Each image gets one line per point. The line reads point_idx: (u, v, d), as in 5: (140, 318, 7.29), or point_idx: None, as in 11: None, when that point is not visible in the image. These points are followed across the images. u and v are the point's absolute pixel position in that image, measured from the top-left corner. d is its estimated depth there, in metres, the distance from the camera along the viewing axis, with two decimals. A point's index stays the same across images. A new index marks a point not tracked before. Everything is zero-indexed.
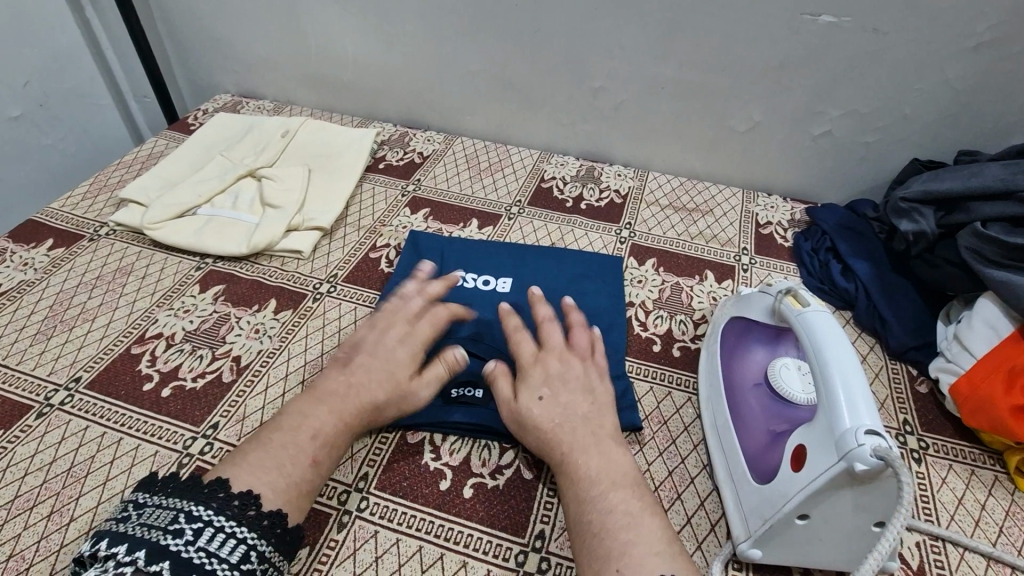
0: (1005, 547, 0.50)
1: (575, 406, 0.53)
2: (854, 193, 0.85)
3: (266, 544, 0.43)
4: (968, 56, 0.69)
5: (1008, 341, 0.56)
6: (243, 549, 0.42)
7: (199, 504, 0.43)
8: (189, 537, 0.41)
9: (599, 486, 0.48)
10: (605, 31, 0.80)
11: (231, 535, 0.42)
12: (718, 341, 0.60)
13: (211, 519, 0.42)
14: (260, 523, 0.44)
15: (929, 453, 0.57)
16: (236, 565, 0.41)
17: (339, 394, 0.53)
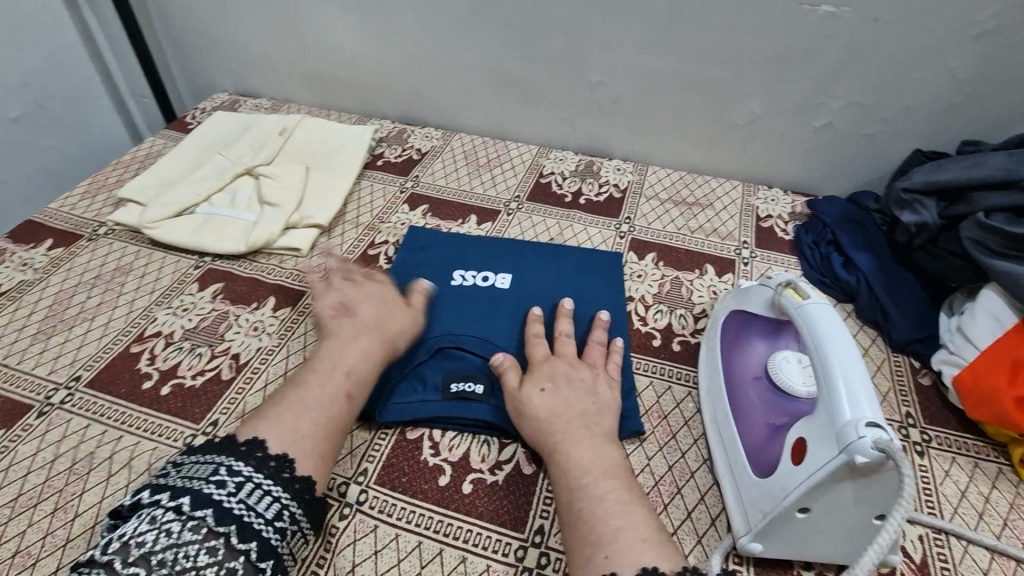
0: (1009, 539, 0.50)
1: (574, 404, 0.53)
2: (855, 185, 0.85)
3: (297, 506, 0.45)
4: (970, 44, 0.69)
5: (1013, 331, 0.55)
6: (277, 507, 0.44)
7: (239, 461, 0.45)
8: (230, 489, 0.43)
9: (597, 479, 0.48)
10: (602, 24, 0.80)
11: (268, 493, 0.44)
12: (717, 334, 0.60)
13: (250, 476, 0.44)
14: (292, 485, 0.46)
15: (932, 446, 0.56)
16: (270, 521, 0.43)
17: (337, 390, 0.53)
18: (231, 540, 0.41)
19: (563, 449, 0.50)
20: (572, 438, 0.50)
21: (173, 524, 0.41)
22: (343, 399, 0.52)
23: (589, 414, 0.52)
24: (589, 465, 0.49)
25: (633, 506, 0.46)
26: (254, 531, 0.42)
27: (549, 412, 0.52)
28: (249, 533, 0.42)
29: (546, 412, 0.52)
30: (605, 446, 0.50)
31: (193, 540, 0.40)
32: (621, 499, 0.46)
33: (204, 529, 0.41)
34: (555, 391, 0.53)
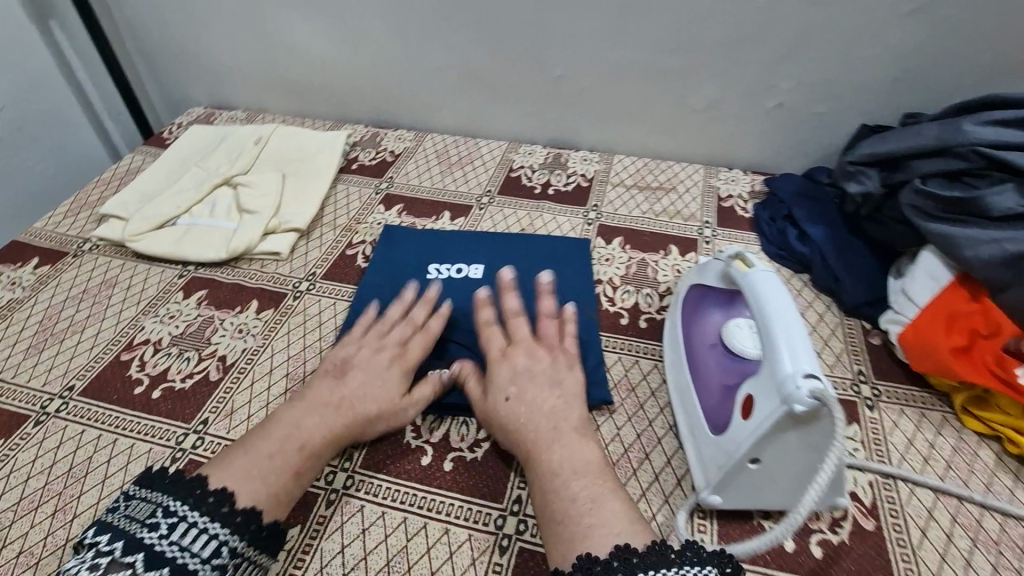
0: (952, 480, 0.54)
1: (537, 401, 0.55)
2: (811, 162, 0.88)
3: (238, 540, 0.45)
4: (904, 22, 0.72)
5: (947, 290, 0.59)
6: (214, 544, 0.44)
7: (177, 499, 0.45)
8: (163, 531, 0.44)
9: (568, 475, 0.49)
10: (560, 18, 0.83)
11: (204, 531, 0.44)
12: (680, 308, 0.63)
13: (186, 515, 0.45)
14: (233, 520, 0.46)
15: (882, 400, 0.60)
16: (206, 559, 0.43)
17: (317, 399, 0.55)
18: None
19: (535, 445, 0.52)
20: (542, 436, 0.52)
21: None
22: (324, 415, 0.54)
23: (557, 411, 0.54)
24: (560, 465, 0.50)
25: (607, 497, 0.47)
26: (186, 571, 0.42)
27: (514, 412, 0.54)
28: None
29: (513, 412, 0.54)
30: (576, 443, 0.52)
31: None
32: (595, 491, 0.48)
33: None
34: (518, 392, 0.55)
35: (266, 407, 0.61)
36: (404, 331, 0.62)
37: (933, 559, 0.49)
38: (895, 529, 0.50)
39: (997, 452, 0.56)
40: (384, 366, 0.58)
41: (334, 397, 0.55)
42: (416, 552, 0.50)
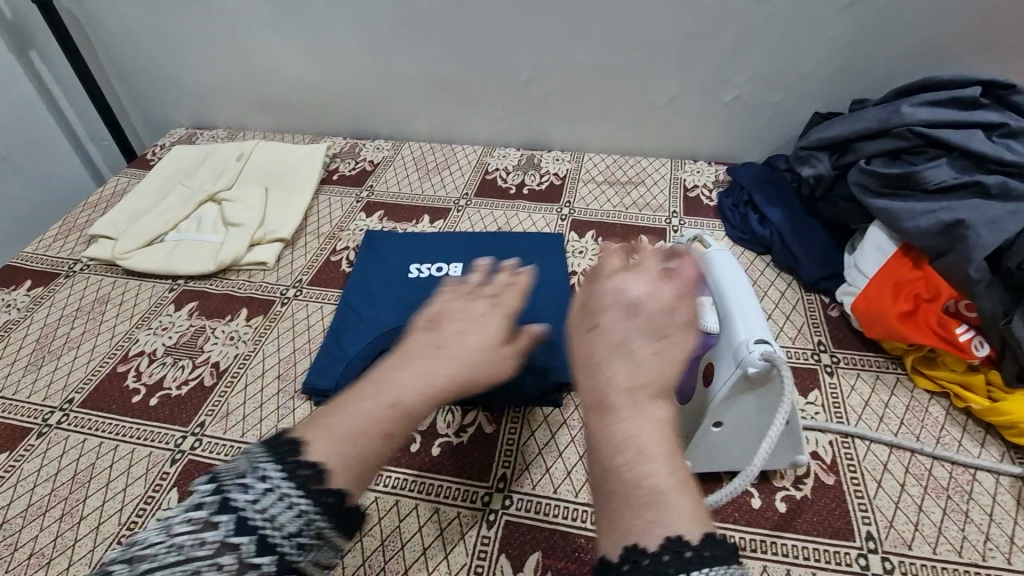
0: (905, 434, 0.58)
1: (626, 348, 0.48)
2: (770, 149, 0.93)
3: (324, 519, 0.42)
4: (843, 14, 0.77)
5: (893, 260, 0.64)
6: (300, 520, 0.41)
7: (273, 462, 0.43)
8: (255, 496, 0.41)
9: (635, 456, 0.42)
10: (523, 26, 0.87)
11: (294, 504, 0.41)
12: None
13: (278, 483, 0.42)
14: (321, 499, 0.42)
15: (841, 366, 0.65)
16: (290, 535, 0.41)
17: (409, 364, 0.52)
18: (243, 556, 0.39)
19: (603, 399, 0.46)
20: (613, 396, 0.46)
21: (186, 536, 0.39)
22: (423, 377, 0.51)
23: (642, 367, 0.47)
24: (632, 436, 0.43)
25: (673, 493, 0.40)
26: (269, 545, 0.40)
27: (591, 352, 0.49)
28: (267, 549, 0.40)
29: (592, 352, 0.49)
30: (650, 406, 0.45)
31: (200, 556, 0.38)
32: (660, 484, 0.41)
33: (218, 540, 0.39)
34: (609, 328, 0.49)
35: (260, 407, 0.64)
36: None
37: (887, 506, 0.53)
38: (853, 482, 0.55)
39: (946, 407, 0.60)
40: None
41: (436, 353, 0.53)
42: (409, 531, 0.53)
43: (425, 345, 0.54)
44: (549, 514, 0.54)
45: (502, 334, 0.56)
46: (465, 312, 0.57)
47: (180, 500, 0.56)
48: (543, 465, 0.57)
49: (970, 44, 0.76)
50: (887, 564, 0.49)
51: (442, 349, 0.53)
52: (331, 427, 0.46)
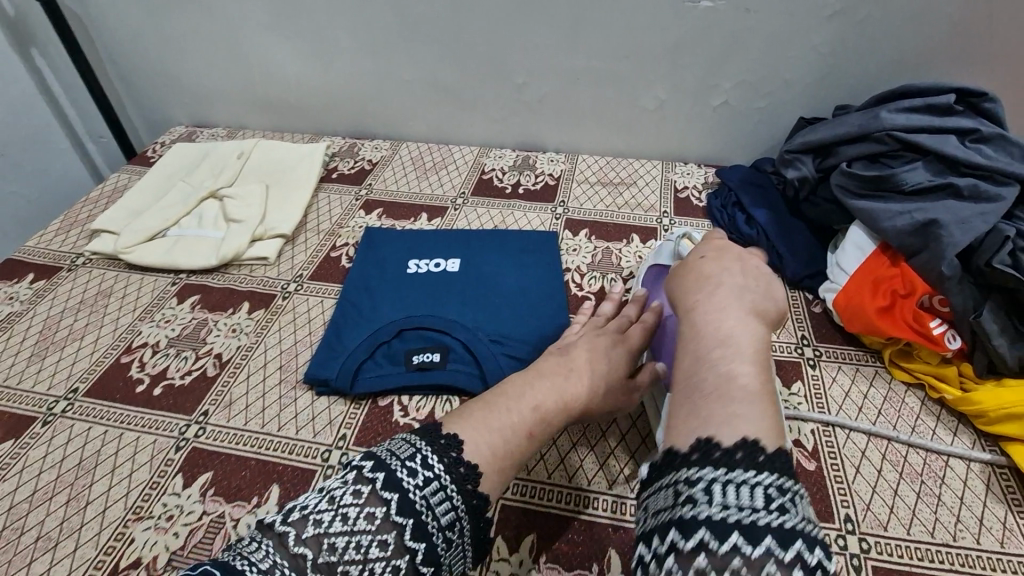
0: (883, 423, 0.61)
1: (732, 273, 0.52)
2: (757, 153, 0.96)
3: (467, 520, 0.43)
4: (827, 24, 0.81)
5: (871, 257, 0.66)
6: (451, 515, 0.42)
7: (434, 453, 0.44)
8: (419, 480, 0.42)
9: (733, 353, 0.44)
10: (520, 31, 0.90)
11: (449, 497, 0.42)
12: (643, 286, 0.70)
13: (440, 472, 0.43)
14: (471, 499, 0.43)
15: (822, 359, 0.68)
16: (442, 526, 0.41)
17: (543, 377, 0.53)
18: (403, 536, 0.40)
19: (704, 300, 0.49)
20: (718, 297, 0.49)
21: (354, 508, 0.40)
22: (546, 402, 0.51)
23: (751, 290, 0.50)
24: (732, 334, 0.45)
25: (760, 398, 0.41)
26: (426, 532, 0.40)
27: (700, 268, 0.53)
28: (421, 533, 0.40)
29: (702, 270, 0.53)
30: (750, 319, 0.47)
31: (367, 530, 0.40)
32: (750, 384, 0.41)
33: (383, 518, 0.40)
34: (716, 258, 0.54)
35: (263, 396, 0.65)
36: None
37: (864, 490, 0.56)
38: (833, 468, 0.57)
39: (921, 398, 0.63)
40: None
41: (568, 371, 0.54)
42: None
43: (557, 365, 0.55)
44: (543, 498, 0.56)
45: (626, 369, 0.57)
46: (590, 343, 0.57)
47: (184, 485, 0.57)
48: (537, 452, 0.59)
49: (946, 53, 0.80)
50: (864, 545, 0.52)
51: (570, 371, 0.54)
52: (484, 424, 0.48)
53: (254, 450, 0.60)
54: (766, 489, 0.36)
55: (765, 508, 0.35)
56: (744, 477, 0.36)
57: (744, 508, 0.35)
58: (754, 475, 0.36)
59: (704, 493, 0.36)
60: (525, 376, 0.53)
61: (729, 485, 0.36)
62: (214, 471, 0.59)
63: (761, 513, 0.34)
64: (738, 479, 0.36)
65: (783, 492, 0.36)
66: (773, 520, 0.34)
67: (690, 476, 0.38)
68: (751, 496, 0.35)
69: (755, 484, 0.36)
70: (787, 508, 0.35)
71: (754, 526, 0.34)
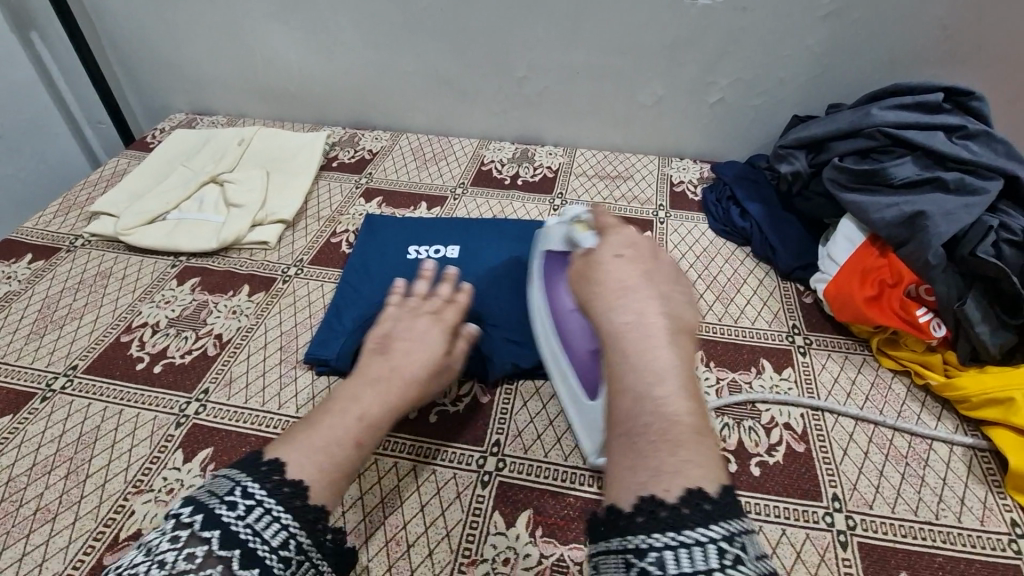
0: (870, 408, 0.63)
1: (650, 292, 0.51)
2: (751, 150, 0.98)
3: (305, 535, 0.46)
4: (820, 23, 0.83)
5: (861, 249, 0.69)
6: (283, 535, 0.45)
7: (255, 481, 0.46)
8: (240, 511, 0.44)
9: (671, 389, 0.43)
10: (520, 27, 0.92)
11: (276, 519, 0.45)
12: (540, 275, 0.64)
13: (262, 499, 0.45)
14: (303, 515, 0.46)
15: (813, 347, 0.69)
16: (273, 548, 0.44)
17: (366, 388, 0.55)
18: (230, 567, 0.41)
19: (634, 329, 0.47)
20: (646, 326, 0.47)
21: (171, 552, 0.41)
22: (369, 412, 0.54)
23: (670, 312, 0.50)
24: (667, 367, 0.44)
25: (702, 434, 0.41)
26: (256, 557, 0.42)
27: (624, 286, 0.51)
28: (251, 559, 0.42)
29: (623, 288, 0.51)
30: (675, 344, 0.47)
31: (187, 569, 0.41)
32: (691, 421, 0.42)
33: (205, 555, 0.42)
34: (633, 273, 0.52)
35: (263, 376, 0.66)
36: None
37: (851, 471, 0.57)
38: (822, 450, 0.59)
39: (907, 385, 0.65)
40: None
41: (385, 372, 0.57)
42: (407, 490, 0.56)
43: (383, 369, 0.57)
44: (540, 476, 0.57)
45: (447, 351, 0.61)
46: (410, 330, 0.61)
47: (185, 460, 0.58)
48: (534, 432, 0.61)
49: (934, 54, 0.82)
50: (851, 522, 0.53)
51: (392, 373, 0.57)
52: (311, 444, 0.50)
53: (254, 428, 0.61)
54: (717, 545, 0.36)
55: (718, 566, 0.35)
56: (696, 537, 0.36)
57: (700, 573, 0.35)
58: (705, 532, 0.36)
59: (661, 560, 0.36)
60: (351, 387, 0.56)
61: (682, 548, 0.36)
62: (214, 447, 0.59)
63: (717, 573, 0.35)
64: (689, 541, 0.36)
65: (733, 544, 0.36)
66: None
67: (643, 543, 0.37)
68: (705, 557, 0.35)
69: (705, 541, 0.36)
70: (738, 558, 0.35)
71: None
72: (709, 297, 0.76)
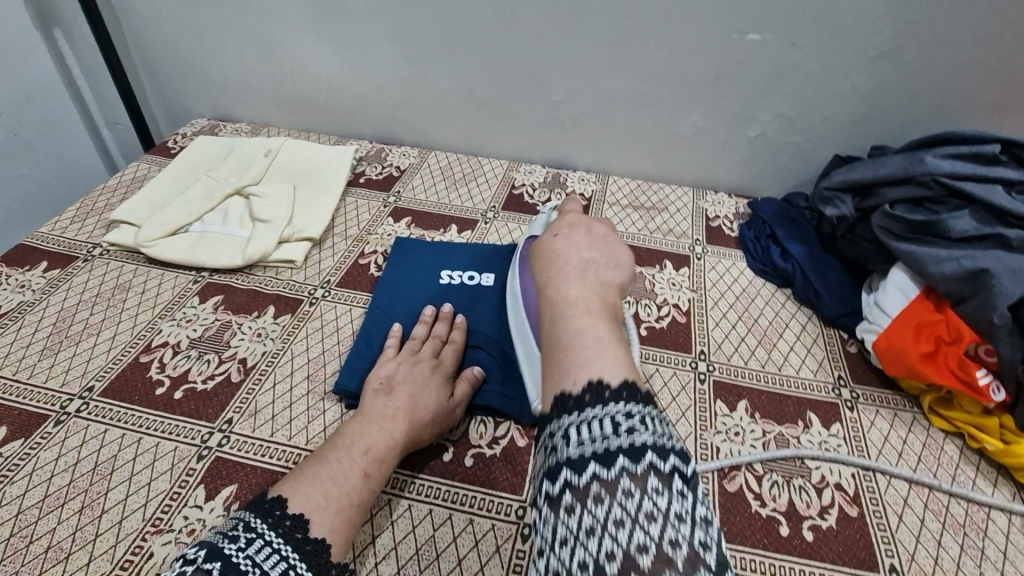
0: (923, 470, 0.60)
1: (579, 249, 0.56)
2: (788, 187, 0.97)
3: (305, 567, 0.44)
4: (870, 64, 0.81)
5: (915, 302, 0.66)
6: (283, 566, 0.43)
7: (257, 517, 0.46)
8: (242, 543, 0.43)
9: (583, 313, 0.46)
10: (561, 50, 0.90)
11: (277, 550, 0.44)
12: (518, 258, 0.70)
13: (263, 532, 0.45)
14: (303, 546, 0.45)
15: (860, 401, 0.67)
16: None
17: (374, 424, 0.56)
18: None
19: (556, 277, 0.53)
20: (567, 272, 0.52)
21: None
22: (374, 446, 0.55)
23: (595, 262, 0.54)
24: (582, 298, 0.48)
25: (611, 343, 0.43)
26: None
27: (552, 248, 0.57)
28: None
29: (552, 251, 0.57)
30: (597, 285, 0.51)
31: None
32: (599, 334, 0.44)
33: None
34: (567, 237, 0.58)
35: (290, 407, 0.63)
36: (433, 346, 0.66)
37: (909, 540, 0.55)
38: (876, 515, 0.56)
39: (960, 446, 0.62)
40: (421, 368, 0.63)
41: (388, 409, 0.58)
42: (443, 541, 0.53)
43: (386, 407, 0.58)
44: None
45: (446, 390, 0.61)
46: (412, 371, 0.62)
47: (206, 497, 0.55)
48: None
49: (987, 101, 0.81)
50: None
51: (395, 412, 0.57)
52: (315, 480, 0.50)
53: (280, 464, 0.58)
54: (612, 416, 0.36)
55: (613, 433, 0.35)
56: (594, 414, 0.36)
57: (596, 440, 0.35)
58: (603, 408, 0.36)
59: (563, 439, 0.36)
60: (355, 427, 0.56)
61: (584, 425, 0.36)
62: (238, 485, 0.56)
63: (612, 442, 0.35)
64: (587, 416, 0.36)
65: (630, 415, 0.36)
66: (623, 442, 0.34)
67: (553, 428, 0.38)
68: (603, 427, 0.35)
69: (606, 414, 0.36)
70: (636, 427, 0.35)
71: (605, 453, 0.34)
72: (751, 341, 0.74)
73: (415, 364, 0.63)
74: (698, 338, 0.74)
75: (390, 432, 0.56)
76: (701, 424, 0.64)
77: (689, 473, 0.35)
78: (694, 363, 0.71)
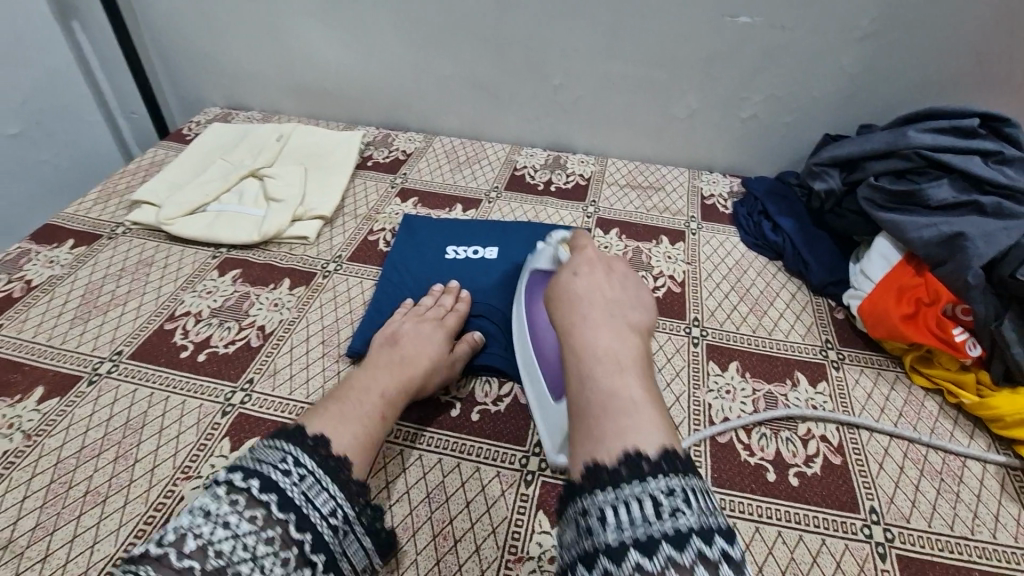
0: (903, 424, 0.64)
1: (601, 290, 0.54)
2: (780, 167, 1.00)
3: (349, 503, 0.47)
4: (857, 44, 0.84)
5: (898, 267, 0.70)
6: (331, 502, 0.45)
7: (305, 453, 0.47)
8: (295, 479, 0.45)
9: (613, 371, 0.45)
10: (562, 33, 0.93)
11: (327, 488, 0.46)
12: (524, 292, 0.68)
13: (314, 469, 0.46)
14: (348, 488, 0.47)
15: (845, 362, 0.71)
16: (324, 515, 0.45)
17: (382, 369, 0.60)
18: (288, 531, 0.42)
19: (579, 323, 0.50)
20: (592, 320, 0.50)
21: (232, 517, 0.42)
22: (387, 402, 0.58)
23: (618, 304, 0.53)
24: (611, 352, 0.47)
25: (643, 405, 0.42)
26: (310, 523, 0.43)
27: (572, 289, 0.54)
28: (304, 526, 0.43)
29: (571, 289, 0.54)
30: (623, 333, 0.50)
31: (249, 531, 0.41)
32: (632, 394, 0.43)
33: (263, 518, 0.42)
34: (588, 275, 0.55)
35: (306, 368, 0.67)
36: (440, 314, 0.70)
37: (889, 485, 0.58)
38: (858, 463, 0.60)
39: (939, 402, 0.66)
40: (424, 324, 0.67)
41: (394, 358, 0.62)
42: (452, 486, 0.57)
43: (392, 356, 0.62)
44: None
45: (448, 346, 0.65)
46: (416, 328, 0.66)
47: (232, 448, 0.59)
48: None
49: (969, 79, 0.84)
50: (888, 534, 0.54)
51: (401, 359, 0.61)
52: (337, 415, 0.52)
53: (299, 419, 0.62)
54: (653, 496, 0.36)
55: (654, 516, 0.36)
56: (633, 494, 0.37)
57: (637, 523, 0.36)
58: (641, 486, 0.37)
59: (600, 519, 0.37)
60: (366, 371, 0.60)
61: (619, 505, 0.37)
62: (260, 437, 0.60)
63: (653, 525, 0.35)
64: (626, 496, 0.37)
65: (671, 495, 0.36)
66: (666, 527, 0.35)
67: (588, 503, 0.38)
68: (643, 509, 0.36)
69: (649, 494, 0.37)
70: (677, 509, 0.36)
71: (649, 538, 0.35)
72: (743, 309, 0.77)
73: (420, 323, 0.67)
74: (692, 307, 0.77)
75: (398, 378, 0.59)
76: (696, 383, 0.68)
77: (736, 554, 0.35)
78: (688, 328, 0.74)
